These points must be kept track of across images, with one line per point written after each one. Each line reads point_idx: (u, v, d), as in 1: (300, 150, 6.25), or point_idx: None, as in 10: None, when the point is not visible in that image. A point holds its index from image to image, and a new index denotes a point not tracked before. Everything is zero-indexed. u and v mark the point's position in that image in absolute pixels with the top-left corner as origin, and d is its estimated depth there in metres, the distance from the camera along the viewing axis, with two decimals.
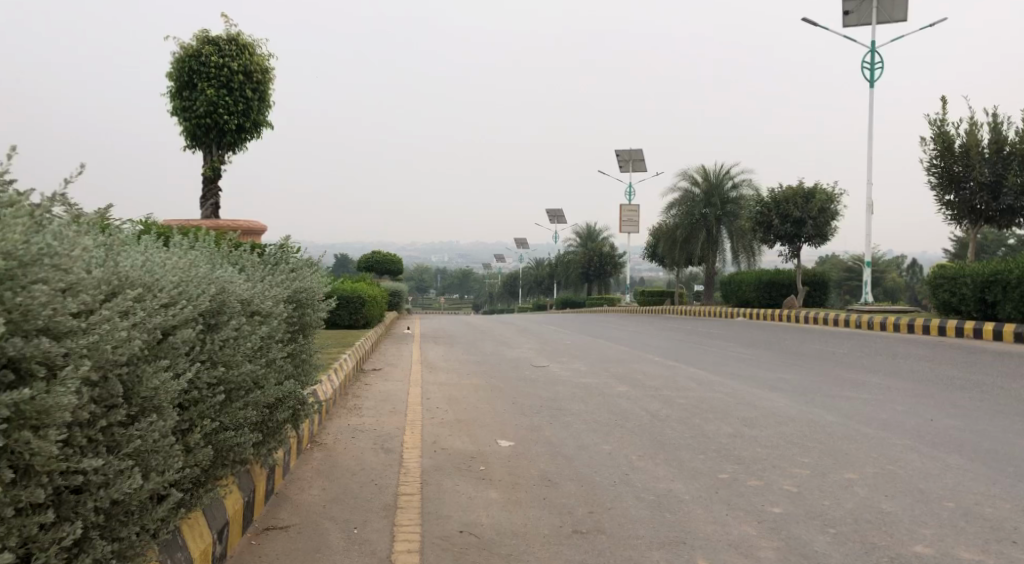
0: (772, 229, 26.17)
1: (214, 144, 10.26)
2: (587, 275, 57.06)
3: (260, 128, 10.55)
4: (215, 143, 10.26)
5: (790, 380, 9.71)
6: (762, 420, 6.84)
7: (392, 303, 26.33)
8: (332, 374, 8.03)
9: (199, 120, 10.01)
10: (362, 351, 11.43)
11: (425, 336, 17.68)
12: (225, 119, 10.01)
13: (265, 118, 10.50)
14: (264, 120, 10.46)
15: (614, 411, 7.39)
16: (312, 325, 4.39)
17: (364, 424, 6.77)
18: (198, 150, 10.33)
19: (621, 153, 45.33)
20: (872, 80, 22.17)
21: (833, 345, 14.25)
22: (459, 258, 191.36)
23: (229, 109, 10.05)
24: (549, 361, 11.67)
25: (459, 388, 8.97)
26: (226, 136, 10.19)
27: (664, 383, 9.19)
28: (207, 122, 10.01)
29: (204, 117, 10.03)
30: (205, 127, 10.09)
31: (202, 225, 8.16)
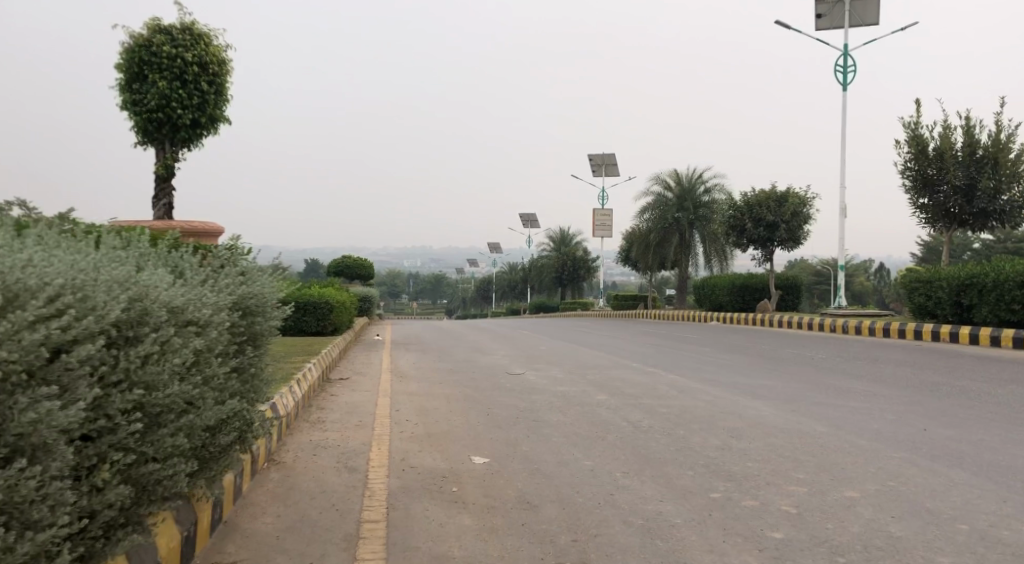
0: (745, 233, 26.05)
1: (167, 140, 9.72)
2: (560, 280, 56.78)
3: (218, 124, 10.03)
4: (169, 139, 9.73)
5: (773, 386, 9.41)
6: (750, 431, 6.50)
7: (362, 308, 25.77)
8: (294, 386, 7.55)
9: (151, 114, 9.49)
10: (328, 360, 10.92)
11: (396, 342, 17.20)
12: (178, 113, 9.49)
13: (222, 113, 9.98)
14: (221, 115, 9.93)
15: (594, 422, 7.00)
16: (265, 334, 3.95)
17: (328, 440, 6.30)
18: (150, 147, 9.80)
19: (593, 157, 45.19)
20: (844, 84, 22.15)
21: (811, 349, 14.04)
22: (431, 263, 190.41)
23: (183, 103, 9.54)
24: (524, 368, 11.27)
25: (430, 398, 8.54)
26: (180, 132, 9.67)
27: (644, 392, 8.84)
28: (158, 115, 9.50)
29: (156, 110, 9.51)
30: (157, 121, 9.58)
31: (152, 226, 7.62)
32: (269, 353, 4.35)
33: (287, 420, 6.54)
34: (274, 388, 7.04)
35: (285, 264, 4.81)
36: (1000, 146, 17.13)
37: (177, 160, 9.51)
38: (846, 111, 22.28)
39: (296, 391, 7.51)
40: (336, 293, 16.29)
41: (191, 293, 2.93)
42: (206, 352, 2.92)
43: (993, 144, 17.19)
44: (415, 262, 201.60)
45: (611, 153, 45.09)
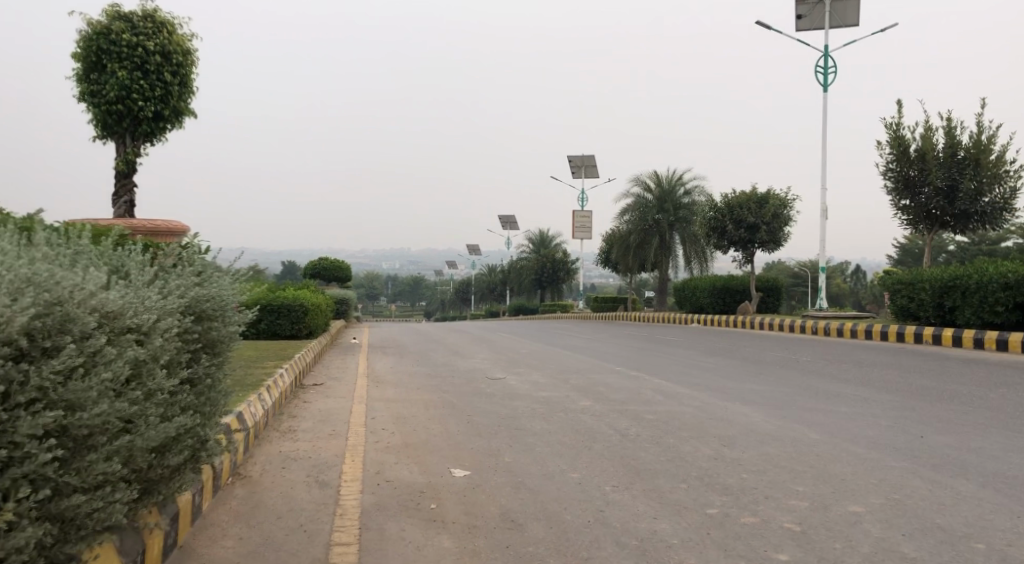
0: (726, 234, 25.94)
1: (128, 134, 9.30)
2: (540, 282, 56.51)
3: (183, 117, 9.62)
4: (130, 133, 9.31)
5: (761, 391, 9.18)
6: (742, 439, 6.23)
7: (338, 311, 25.31)
8: (263, 393, 7.17)
9: (109, 106, 9.08)
10: (301, 365, 10.52)
11: (373, 346, 16.79)
12: (139, 106, 9.08)
13: (187, 105, 9.57)
14: (186, 108, 9.52)
15: (579, 430, 6.69)
16: (224, 340, 3.60)
17: (298, 452, 5.93)
18: (110, 141, 9.37)
19: (573, 158, 44.99)
20: (825, 84, 22.09)
21: (795, 352, 13.87)
22: (410, 265, 189.60)
23: (144, 95, 9.13)
24: (505, 372, 10.95)
25: (408, 404, 8.20)
26: (141, 125, 9.25)
27: (630, 397, 8.56)
28: (118, 108, 9.07)
29: (115, 103, 9.09)
30: (116, 114, 9.16)
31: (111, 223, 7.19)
32: (232, 360, 4.00)
33: (255, 430, 6.16)
34: (242, 396, 6.65)
35: (249, 264, 4.45)
36: (981, 147, 17.11)
37: (138, 154, 9.08)
38: (827, 112, 22.23)
39: (266, 399, 7.13)
40: (310, 295, 15.86)
41: (132, 296, 2.60)
42: (149, 363, 2.59)
43: (974, 146, 17.17)
44: (393, 264, 200.46)
45: (590, 154, 44.92)
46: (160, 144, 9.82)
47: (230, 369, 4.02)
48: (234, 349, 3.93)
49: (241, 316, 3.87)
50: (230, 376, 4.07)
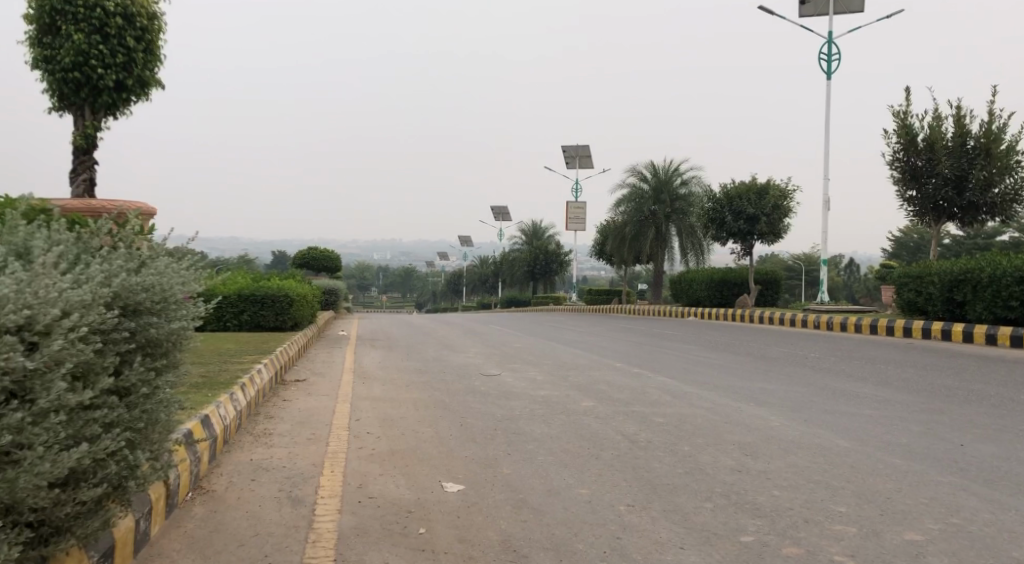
0: (724, 226, 25.37)
1: (87, 105, 8.61)
2: (532, 274, 55.88)
3: (149, 88, 8.91)
4: (90, 104, 8.62)
5: (774, 390, 8.61)
6: (764, 448, 5.64)
7: (326, 301, 24.65)
8: (236, 392, 6.52)
9: (65, 73, 8.39)
10: (283, 360, 9.86)
11: (363, 338, 16.18)
12: (97, 73, 8.39)
13: (152, 75, 8.85)
14: (153, 78, 8.82)
15: (584, 435, 6.09)
16: (171, 336, 2.96)
17: (274, 460, 5.30)
18: (68, 113, 8.69)
19: (567, 148, 44.30)
20: (828, 73, 21.51)
21: (803, 348, 13.33)
22: (401, 256, 188.74)
23: (103, 61, 8.43)
24: (501, 368, 10.34)
25: (396, 404, 7.58)
26: (101, 95, 8.54)
27: (635, 397, 7.97)
28: (75, 75, 8.38)
29: (72, 70, 8.39)
30: (74, 82, 8.46)
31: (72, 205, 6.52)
32: (184, 358, 3.37)
33: (224, 435, 5.51)
34: (212, 397, 6.00)
35: (200, 251, 3.84)
36: (991, 137, 16.58)
37: (99, 127, 8.38)
38: (829, 101, 21.65)
39: (239, 397, 6.48)
40: (297, 286, 15.19)
41: (26, 282, 1.98)
42: (47, 371, 1.98)
43: (984, 135, 16.63)
44: (384, 254, 199.39)
45: (584, 144, 44.22)
46: (124, 118, 9.11)
47: (182, 369, 3.39)
48: (185, 346, 3.29)
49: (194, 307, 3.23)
50: (182, 376, 3.44)
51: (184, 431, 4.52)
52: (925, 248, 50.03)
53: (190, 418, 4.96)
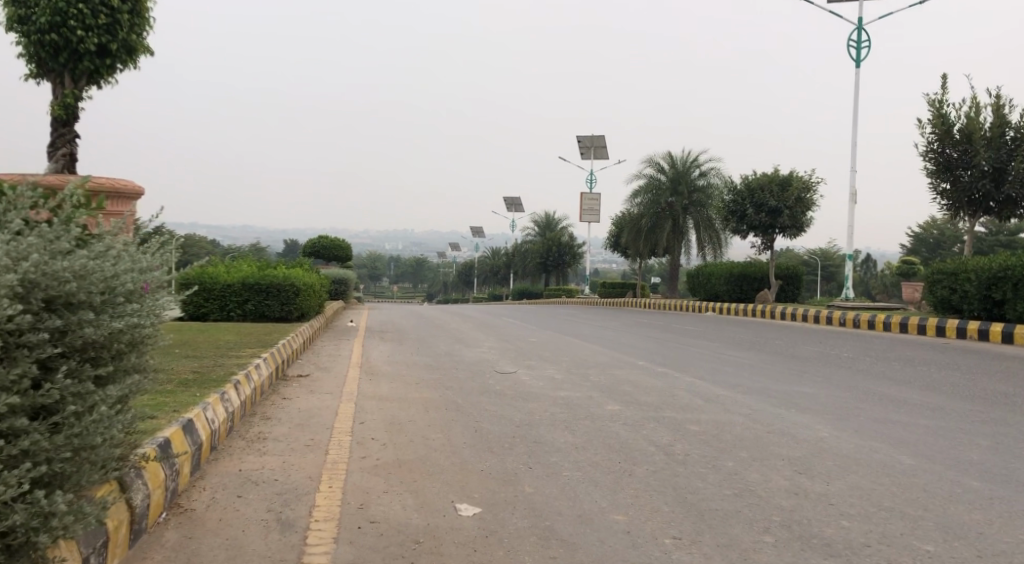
0: (745, 219, 24.61)
1: (66, 72, 7.95)
2: (544, 266, 55.14)
3: (134, 54, 8.25)
4: (69, 71, 7.98)
5: (812, 394, 7.97)
6: (819, 465, 4.99)
7: (335, 291, 24.12)
8: (228, 393, 5.91)
9: (42, 35, 7.72)
10: (286, 353, 9.29)
11: (371, 329, 15.61)
12: (78, 35, 7.72)
13: (139, 40, 8.19)
14: (140, 44, 8.16)
15: (613, 446, 5.46)
16: (122, 335, 2.39)
17: (266, 471, 4.71)
18: (46, 81, 8.02)
19: (582, 139, 43.51)
20: (857, 60, 20.68)
21: (834, 347, 12.65)
22: (413, 246, 188.28)
23: (84, 23, 7.76)
24: (516, 365, 9.74)
25: (405, 404, 6.98)
26: (82, 61, 7.88)
27: (664, 400, 7.35)
28: (52, 38, 7.71)
29: (49, 32, 7.73)
30: (51, 45, 7.79)
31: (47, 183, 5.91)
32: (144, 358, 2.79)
33: (211, 441, 4.93)
34: (199, 397, 5.41)
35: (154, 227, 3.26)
36: None
37: (79, 96, 7.72)
38: (858, 90, 20.84)
39: (232, 396, 5.91)
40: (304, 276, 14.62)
41: None
42: None
43: None
44: (396, 243, 199.10)
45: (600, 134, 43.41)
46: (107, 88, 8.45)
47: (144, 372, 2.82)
48: (142, 345, 2.71)
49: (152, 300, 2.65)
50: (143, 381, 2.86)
51: (159, 441, 3.92)
52: (945, 244, 48.99)
53: (170, 425, 4.38)
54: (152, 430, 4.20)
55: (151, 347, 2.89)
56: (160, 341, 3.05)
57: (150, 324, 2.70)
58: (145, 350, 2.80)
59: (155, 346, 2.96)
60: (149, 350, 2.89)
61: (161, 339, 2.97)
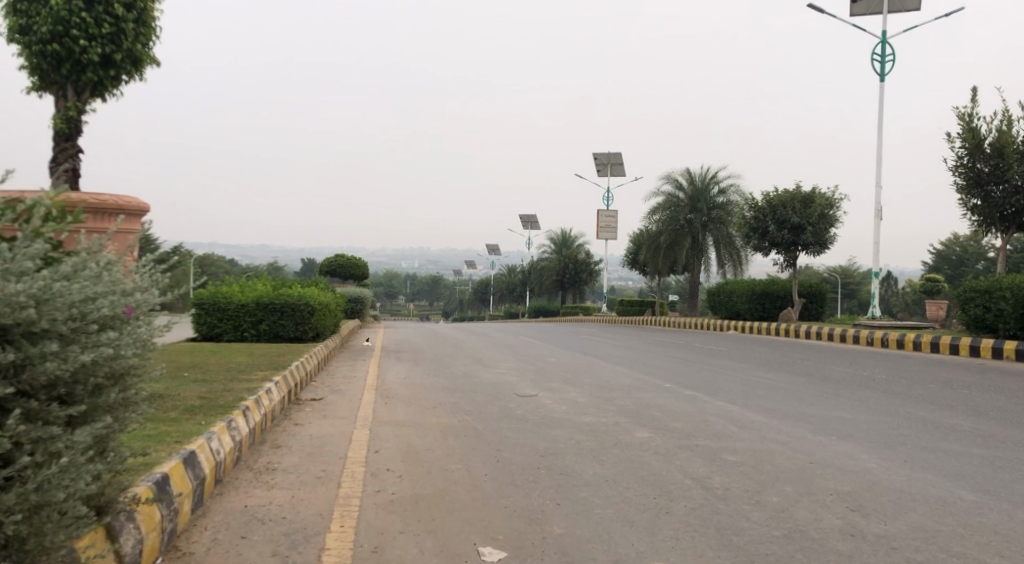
0: (767, 236, 24.18)
1: (69, 84, 7.46)
2: (561, 283, 54.62)
3: (142, 65, 7.77)
4: (72, 83, 7.49)
5: (851, 420, 7.55)
6: (873, 502, 4.58)
7: (352, 310, 23.91)
8: (236, 420, 5.59)
9: (43, 44, 7.23)
10: (299, 375, 8.98)
11: (387, 349, 15.31)
12: (80, 43, 7.24)
13: (145, 50, 7.70)
14: (147, 54, 7.72)
15: (646, 478, 5.08)
16: (98, 368, 2.20)
17: (274, 509, 4.37)
18: (49, 94, 7.54)
19: (598, 156, 43.21)
20: (881, 75, 20.27)
21: (866, 367, 12.19)
22: (428, 264, 188.52)
23: (87, 31, 7.28)
24: (537, 388, 9.39)
25: (422, 431, 6.64)
26: (86, 72, 7.40)
27: (696, 427, 6.97)
28: (54, 48, 7.23)
29: (51, 41, 7.24)
30: (54, 56, 7.32)
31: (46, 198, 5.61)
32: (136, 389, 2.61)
33: (215, 474, 4.60)
34: (204, 426, 5.10)
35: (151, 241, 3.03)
36: None
37: (84, 109, 7.28)
38: (883, 105, 20.42)
39: (240, 425, 5.58)
40: (319, 294, 14.37)
41: None
42: None
43: None
44: (411, 262, 199.45)
45: (616, 152, 43.10)
46: (114, 100, 7.96)
47: (135, 405, 2.64)
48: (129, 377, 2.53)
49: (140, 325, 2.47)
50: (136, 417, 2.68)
51: (156, 478, 3.61)
52: (968, 262, 48.12)
53: (170, 459, 4.07)
54: (149, 465, 3.88)
55: (143, 378, 2.71)
56: (154, 371, 2.88)
57: (139, 351, 2.53)
58: (137, 381, 2.62)
59: (146, 377, 2.79)
60: (140, 382, 2.72)
61: (153, 368, 2.79)
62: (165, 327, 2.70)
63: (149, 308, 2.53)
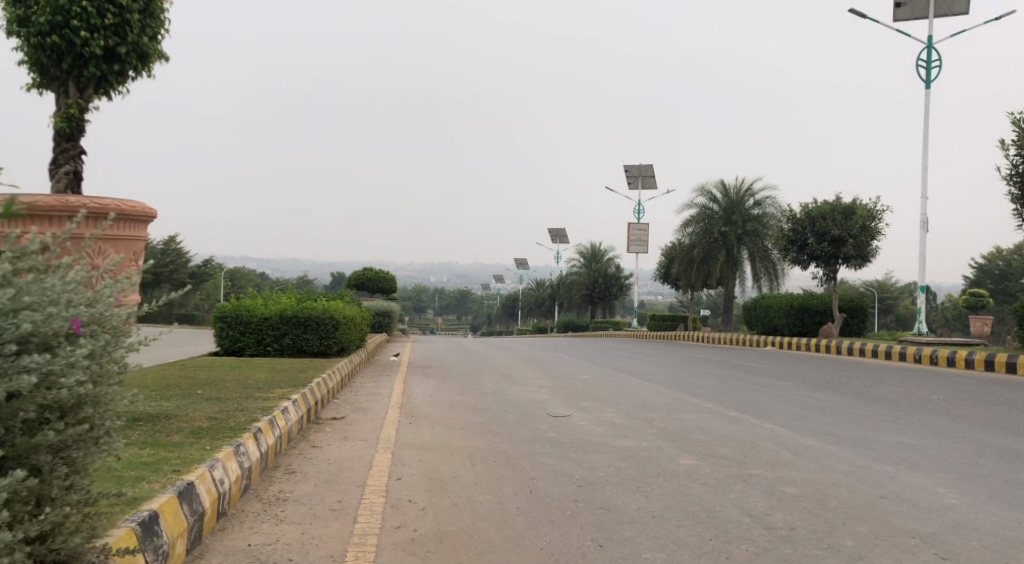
0: (806, 249, 23.40)
1: (70, 80, 6.56)
2: (591, 297, 53.87)
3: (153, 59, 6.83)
4: (75, 79, 6.58)
5: (916, 446, 6.89)
6: (964, 549, 3.94)
7: (379, 323, 23.56)
8: (244, 444, 5.12)
9: (42, 36, 6.34)
10: (320, 393, 8.53)
11: (414, 364, 14.90)
12: (81, 34, 6.32)
13: (155, 42, 6.74)
14: (154, 48, 6.72)
15: (698, 515, 4.51)
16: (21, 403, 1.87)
17: (282, 549, 3.88)
18: (51, 90, 6.66)
19: (629, 168, 42.60)
20: (927, 81, 19.53)
21: (920, 387, 11.46)
22: (457, 279, 188.72)
23: (89, 20, 6.33)
24: (570, 407, 8.87)
25: (448, 455, 6.14)
26: (88, 67, 6.47)
27: (746, 454, 6.37)
28: (54, 40, 6.32)
29: (50, 33, 6.34)
30: (54, 49, 6.41)
31: (41, 200, 5.21)
32: (110, 418, 2.30)
33: (218, 507, 4.15)
34: (209, 452, 4.65)
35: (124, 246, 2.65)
36: None
37: (85, 104, 6.53)
38: (928, 113, 19.67)
39: (249, 449, 5.13)
40: (345, 307, 14.00)
41: None
42: None
43: None
44: (439, 276, 199.72)
45: (648, 164, 42.48)
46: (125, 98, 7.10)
47: (107, 438, 2.30)
48: (91, 404, 2.16)
49: (101, 341, 2.15)
50: (115, 450, 2.38)
51: (142, 518, 3.16)
52: (1012, 275, 46.31)
53: (164, 492, 3.62)
54: (138, 500, 3.44)
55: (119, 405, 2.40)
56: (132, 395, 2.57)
57: (99, 374, 2.16)
58: (112, 409, 2.32)
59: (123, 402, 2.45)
60: (114, 410, 2.36)
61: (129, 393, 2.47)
62: (140, 341, 2.39)
63: (116, 320, 2.22)
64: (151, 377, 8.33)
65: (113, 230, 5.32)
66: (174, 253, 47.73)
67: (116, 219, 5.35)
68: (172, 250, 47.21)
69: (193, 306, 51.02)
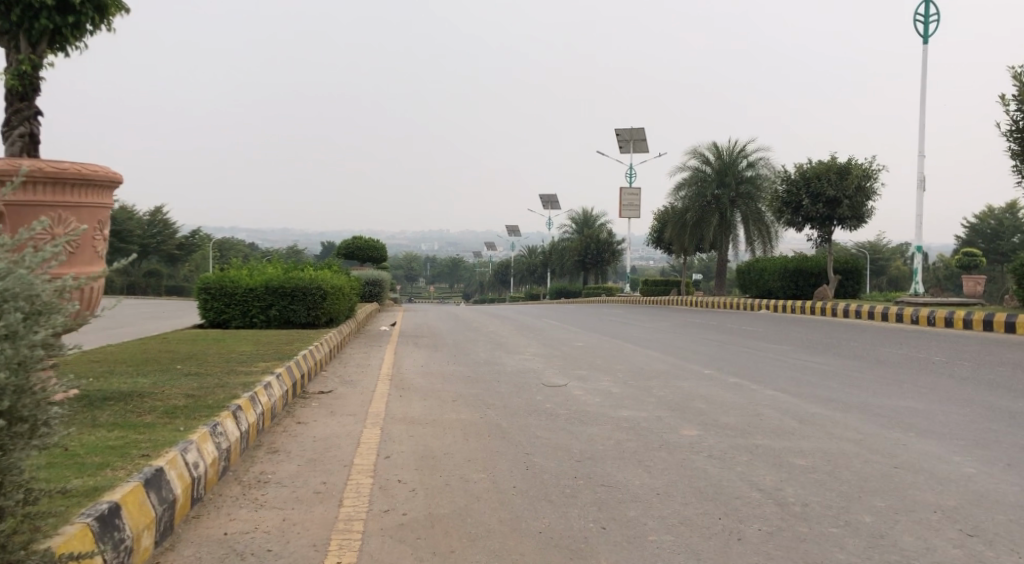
0: (800, 210, 23.12)
1: (21, 33, 6.04)
2: (583, 264, 53.56)
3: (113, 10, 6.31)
4: (25, 32, 6.05)
5: (923, 411, 6.67)
6: (991, 523, 3.69)
7: (370, 293, 23.24)
8: (221, 423, 4.82)
9: None
10: (306, 366, 8.23)
11: (405, 334, 14.61)
12: None
13: None
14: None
15: (705, 492, 4.25)
16: None
17: (260, 538, 3.59)
18: None
19: (621, 132, 42.06)
20: (924, 36, 19.13)
21: (921, 348, 11.26)
22: (448, 247, 188.06)
23: None
24: (565, 376, 8.61)
25: (440, 430, 5.86)
26: (40, 20, 5.95)
27: (750, 423, 6.12)
28: None
29: None
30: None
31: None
32: (48, 405, 2.06)
33: (191, 494, 3.86)
34: (182, 434, 4.35)
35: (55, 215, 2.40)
36: None
37: (38, 61, 6.07)
38: (926, 69, 19.29)
39: (228, 429, 4.83)
40: (332, 277, 13.64)
41: None
42: None
43: None
44: (431, 245, 198.87)
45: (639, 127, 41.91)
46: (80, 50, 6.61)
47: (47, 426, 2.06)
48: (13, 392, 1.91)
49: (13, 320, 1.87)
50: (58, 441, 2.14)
51: (101, 512, 2.87)
52: (1003, 234, 46.15)
53: (129, 481, 3.33)
54: (98, 491, 3.15)
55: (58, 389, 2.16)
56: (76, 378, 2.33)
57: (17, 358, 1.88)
58: (51, 395, 2.07)
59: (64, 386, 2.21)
60: (53, 397, 2.12)
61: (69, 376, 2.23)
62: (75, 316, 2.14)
63: (33, 294, 1.94)
64: (128, 353, 7.99)
65: (72, 196, 4.93)
66: (161, 225, 47.11)
67: (77, 185, 4.96)
68: (159, 221, 46.59)
69: (182, 278, 50.52)
